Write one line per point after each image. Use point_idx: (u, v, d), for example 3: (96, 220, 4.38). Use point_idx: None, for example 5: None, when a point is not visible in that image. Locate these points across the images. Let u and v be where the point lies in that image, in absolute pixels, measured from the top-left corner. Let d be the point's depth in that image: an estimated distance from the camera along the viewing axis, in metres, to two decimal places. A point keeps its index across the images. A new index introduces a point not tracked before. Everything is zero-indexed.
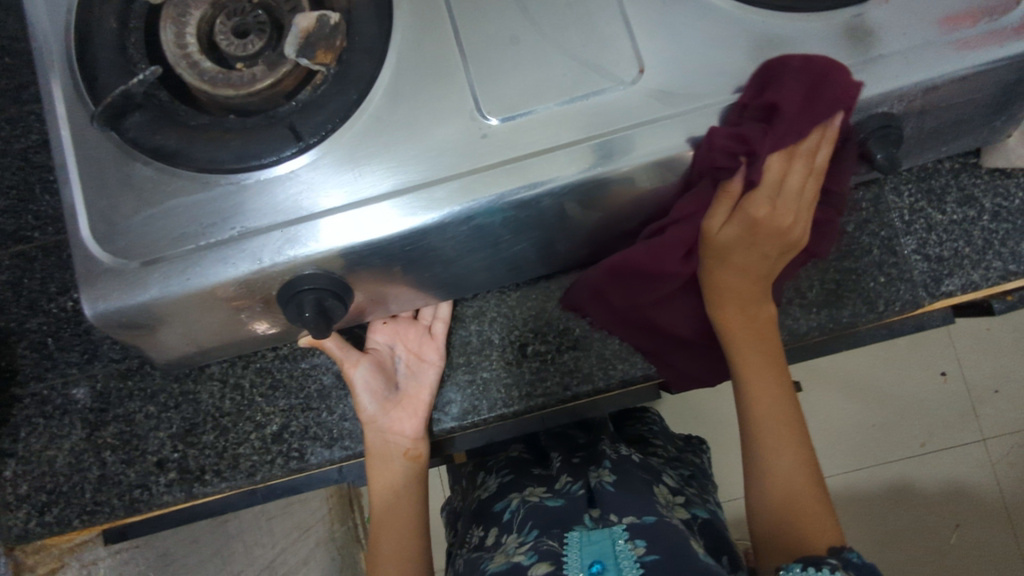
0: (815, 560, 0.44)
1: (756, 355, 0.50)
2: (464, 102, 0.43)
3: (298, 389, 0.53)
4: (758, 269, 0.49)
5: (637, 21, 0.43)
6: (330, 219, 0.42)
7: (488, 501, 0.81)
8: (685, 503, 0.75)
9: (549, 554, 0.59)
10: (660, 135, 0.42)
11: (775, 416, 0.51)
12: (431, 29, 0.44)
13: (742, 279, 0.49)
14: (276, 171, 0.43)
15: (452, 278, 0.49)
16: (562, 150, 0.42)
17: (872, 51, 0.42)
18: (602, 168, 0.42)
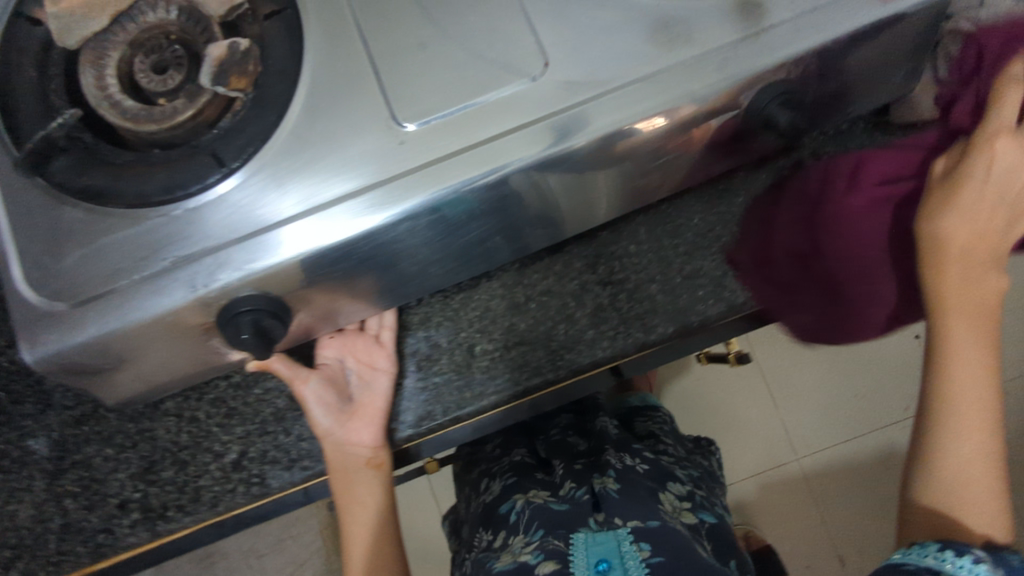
0: (959, 546, 0.48)
1: (967, 327, 0.49)
2: (379, 112, 0.44)
3: (253, 416, 0.53)
4: (989, 214, 0.47)
5: (538, 16, 0.45)
6: (290, 227, 0.43)
7: (492, 505, 0.83)
8: (694, 508, 0.79)
9: (555, 553, 0.67)
10: (594, 116, 0.44)
11: (967, 391, 0.49)
12: (341, 44, 0.45)
13: (959, 225, 0.48)
14: (210, 194, 0.44)
15: (390, 284, 0.49)
16: (520, 131, 0.44)
17: (763, 22, 0.44)
18: (559, 145, 0.44)
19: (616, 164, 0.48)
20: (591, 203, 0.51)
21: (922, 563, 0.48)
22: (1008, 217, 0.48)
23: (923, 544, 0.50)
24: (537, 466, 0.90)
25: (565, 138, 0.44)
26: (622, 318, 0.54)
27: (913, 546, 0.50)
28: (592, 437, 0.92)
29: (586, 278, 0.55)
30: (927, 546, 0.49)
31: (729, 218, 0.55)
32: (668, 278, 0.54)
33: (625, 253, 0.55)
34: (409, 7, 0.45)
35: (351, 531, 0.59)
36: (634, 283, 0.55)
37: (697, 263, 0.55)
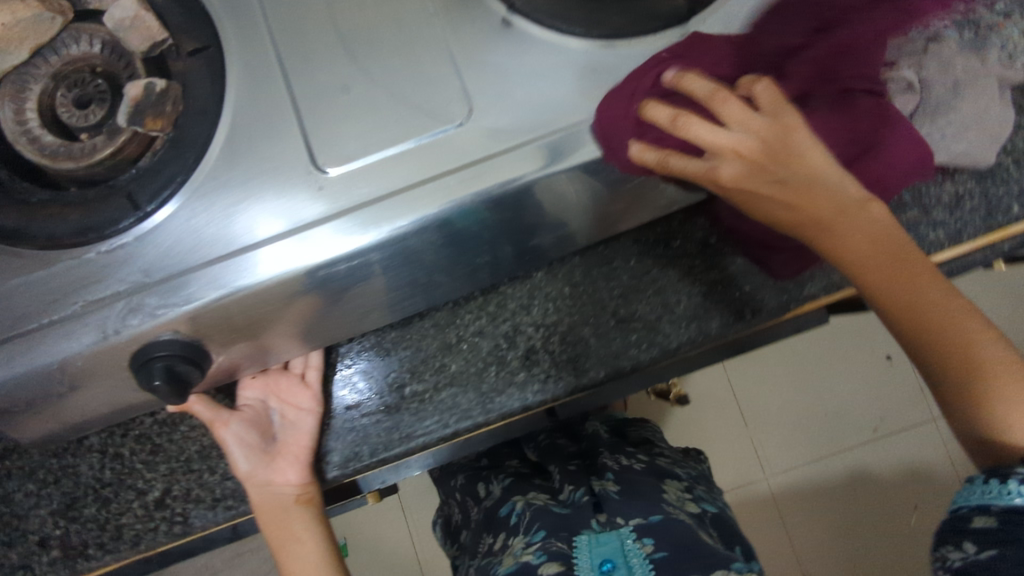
0: (1003, 471, 0.47)
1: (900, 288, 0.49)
2: (299, 157, 0.44)
3: (178, 453, 0.53)
4: (783, 170, 0.44)
5: (464, 60, 0.44)
6: (269, 248, 0.42)
7: (493, 508, 0.83)
8: (696, 499, 0.78)
9: (558, 555, 0.64)
10: (585, 143, 0.43)
11: (945, 328, 0.48)
12: (263, 84, 0.44)
13: (779, 206, 0.46)
14: (146, 225, 0.43)
15: (314, 325, 0.49)
16: (513, 151, 0.43)
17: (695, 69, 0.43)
18: (554, 166, 0.43)
19: (539, 212, 0.47)
20: (520, 246, 0.50)
21: (972, 503, 0.49)
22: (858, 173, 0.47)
23: (973, 480, 0.49)
24: (534, 472, 0.90)
25: (559, 157, 0.43)
26: (553, 362, 0.54)
27: (965, 485, 0.50)
28: (584, 439, 0.94)
29: (520, 319, 0.54)
30: (978, 480, 0.49)
31: (667, 262, 0.55)
32: (601, 322, 0.54)
33: (561, 295, 0.55)
34: (334, 48, 0.44)
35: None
36: (568, 326, 0.54)
37: (634, 306, 0.54)
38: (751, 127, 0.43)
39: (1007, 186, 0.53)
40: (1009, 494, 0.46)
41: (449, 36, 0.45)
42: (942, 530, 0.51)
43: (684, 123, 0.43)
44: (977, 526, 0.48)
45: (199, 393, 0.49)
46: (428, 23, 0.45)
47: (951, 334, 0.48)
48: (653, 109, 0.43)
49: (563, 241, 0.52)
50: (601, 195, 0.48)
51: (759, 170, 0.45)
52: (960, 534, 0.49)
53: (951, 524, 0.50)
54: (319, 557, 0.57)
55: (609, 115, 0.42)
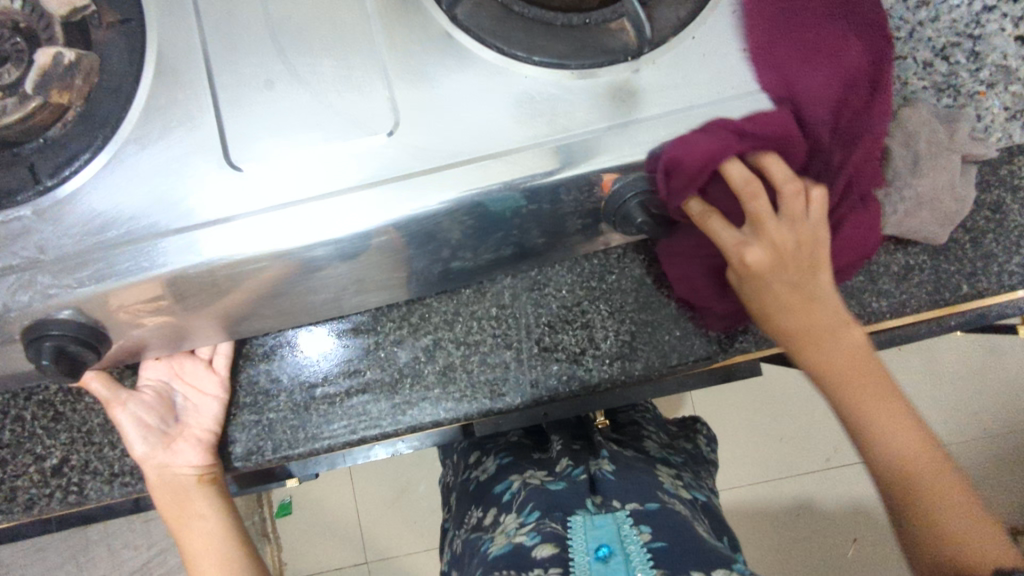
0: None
1: (864, 392, 0.48)
2: (212, 150, 0.42)
3: (80, 424, 0.53)
4: (801, 272, 0.46)
5: (397, 72, 0.42)
6: (243, 222, 0.41)
7: (487, 484, 0.79)
8: (686, 485, 0.75)
9: (553, 536, 0.60)
10: (596, 150, 0.41)
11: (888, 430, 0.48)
12: (186, 70, 0.43)
13: (786, 299, 0.47)
14: (61, 192, 0.42)
15: (229, 316, 0.49)
16: (522, 152, 0.41)
17: (634, 114, 0.41)
18: (563, 171, 0.41)
19: (457, 238, 0.46)
20: (441, 267, 0.50)
21: None
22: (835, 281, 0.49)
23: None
24: (536, 445, 0.86)
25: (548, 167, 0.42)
26: (469, 382, 0.53)
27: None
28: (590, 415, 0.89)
29: (441, 335, 0.54)
30: None
31: (598, 295, 0.54)
32: (522, 348, 0.54)
33: (486, 315, 0.54)
34: (263, 40, 0.43)
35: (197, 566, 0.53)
36: (489, 347, 0.54)
37: (559, 336, 0.54)
38: (797, 228, 0.44)
39: (952, 264, 0.54)
40: None
41: (383, 43, 0.43)
42: None
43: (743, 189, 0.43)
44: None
45: (96, 371, 0.50)
46: (365, 24, 0.43)
47: (905, 443, 0.48)
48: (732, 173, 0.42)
49: (489, 265, 0.51)
50: (530, 226, 0.46)
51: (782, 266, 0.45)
52: None
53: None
54: (223, 529, 0.54)
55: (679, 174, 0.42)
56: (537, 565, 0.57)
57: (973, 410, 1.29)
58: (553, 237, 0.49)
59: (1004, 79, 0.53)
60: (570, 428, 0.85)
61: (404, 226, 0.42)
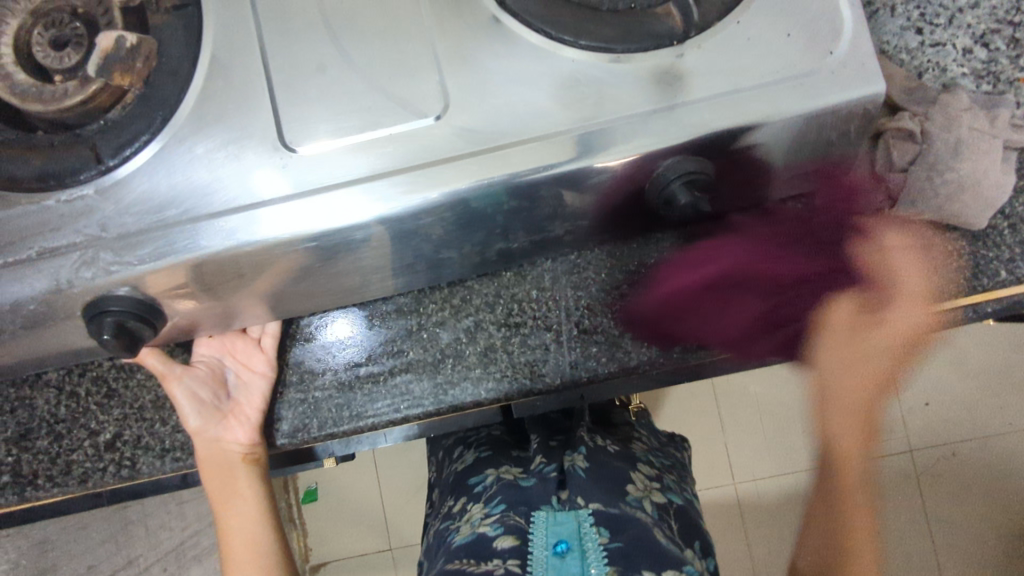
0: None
1: (857, 483, 0.52)
2: (269, 132, 0.43)
3: (132, 401, 0.55)
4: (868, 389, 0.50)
5: (446, 56, 0.43)
6: (294, 205, 0.42)
7: (463, 474, 0.81)
8: (662, 489, 0.74)
9: (515, 529, 0.62)
10: (642, 133, 0.42)
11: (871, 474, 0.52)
12: (240, 55, 0.44)
13: (860, 393, 0.50)
14: (120, 172, 0.43)
15: (277, 297, 0.50)
16: (569, 136, 0.42)
17: (681, 97, 0.42)
18: (582, 162, 0.42)
19: (502, 219, 0.47)
20: (483, 251, 0.51)
21: None
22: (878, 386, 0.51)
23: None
24: (515, 445, 0.85)
25: (587, 152, 0.42)
26: (510, 363, 0.55)
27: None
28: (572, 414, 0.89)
29: (482, 316, 0.56)
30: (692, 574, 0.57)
31: (636, 279, 0.56)
32: (562, 331, 0.55)
33: (527, 298, 0.55)
34: (316, 26, 0.44)
35: (228, 541, 0.56)
36: (530, 329, 0.55)
37: (597, 319, 0.55)
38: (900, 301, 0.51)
39: (995, 251, 0.54)
40: None
41: (433, 30, 0.44)
42: None
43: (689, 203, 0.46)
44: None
45: (151, 347, 0.52)
46: (415, 9, 0.44)
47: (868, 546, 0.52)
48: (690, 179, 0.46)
49: (528, 249, 0.52)
50: (574, 206, 0.47)
51: (874, 358, 0.50)
52: None
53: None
54: (258, 511, 0.57)
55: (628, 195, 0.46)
56: (495, 554, 0.59)
57: (998, 407, 1.28)
58: (593, 220, 0.50)
59: None
60: (549, 426, 0.84)
61: (451, 206, 0.43)
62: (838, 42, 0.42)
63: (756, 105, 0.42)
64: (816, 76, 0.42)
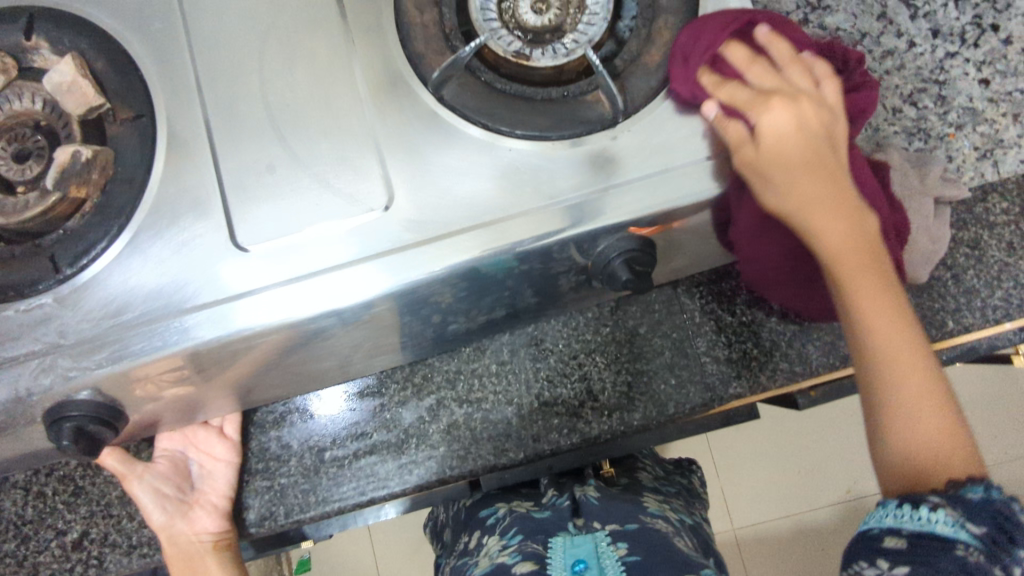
0: (915, 497, 0.46)
1: (882, 316, 0.47)
2: (221, 233, 0.45)
3: (99, 497, 0.56)
4: (841, 190, 0.45)
5: (389, 148, 0.45)
6: (255, 299, 0.43)
7: (472, 512, 0.77)
8: (674, 509, 0.73)
9: (533, 556, 0.61)
10: (607, 206, 0.43)
11: (885, 322, 0.47)
12: (192, 156, 0.46)
13: (814, 189, 0.44)
14: (79, 279, 0.45)
15: (244, 387, 0.51)
16: (519, 218, 0.44)
17: (612, 180, 0.44)
18: (575, 230, 0.43)
19: (460, 303, 0.48)
20: (442, 329, 0.52)
21: (882, 524, 0.47)
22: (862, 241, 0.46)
23: (886, 503, 0.48)
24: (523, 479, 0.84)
25: (581, 220, 0.43)
26: (474, 440, 0.56)
27: (876, 507, 0.49)
28: None
29: (443, 394, 0.57)
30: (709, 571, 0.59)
31: (594, 348, 0.57)
32: (523, 404, 0.56)
33: (486, 371, 0.57)
34: (265, 127, 0.46)
35: None
36: (490, 405, 0.57)
37: (558, 390, 0.56)
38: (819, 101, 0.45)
39: (942, 302, 0.57)
40: (921, 521, 0.45)
41: (377, 125, 0.46)
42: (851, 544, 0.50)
43: (758, 68, 0.45)
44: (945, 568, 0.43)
45: (110, 449, 0.53)
46: (358, 106, 0.46)
47: (926, 402, 0.47)
48: (761, 40, 0.46)
49: (487, 326, 0.53)
50: (529, 286, 0.49)
51: (822, 169, 0.44)
52: (871, 551, 0.48)
53: (863, 544, 0.48)
54: None
55: (695, 50, 0.44)
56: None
57: (990, 436, 1.28)
58: (546, 296, 0.51)
59: (970, 121, 0.55)
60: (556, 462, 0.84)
61: (403, 294, 0.44)
62: None
63: (689, 180, 0.43)
64: None
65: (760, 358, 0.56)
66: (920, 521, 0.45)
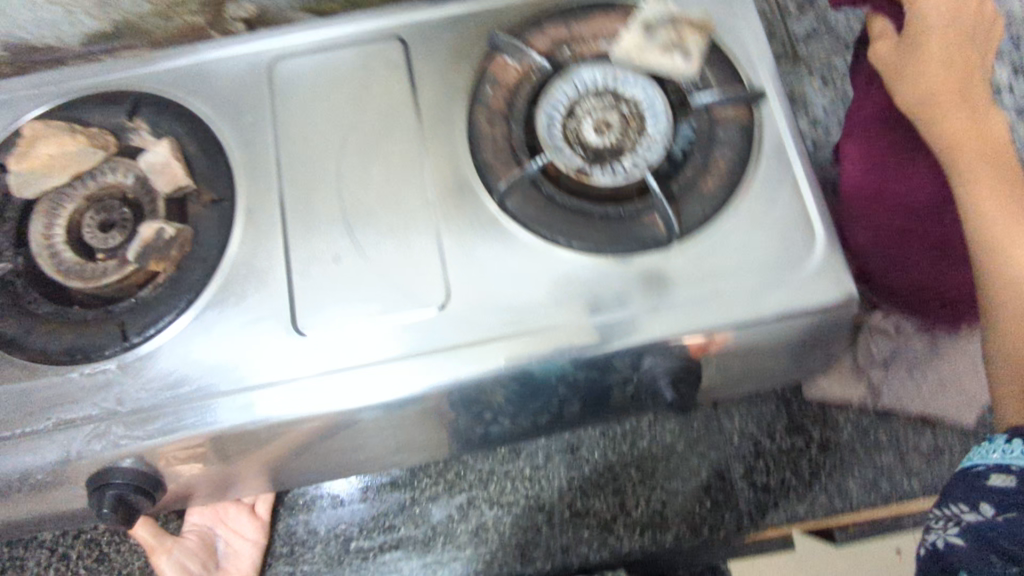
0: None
1: (999, 202, 0.45)
2: (282, 317, 0.47)
3: (122, 565, 0.58)
4: (966, 94, 0.48)
5: (448, 249, 0.48)
6: (307, 384, 0.45)
7: None
8: None
9: None
10: (649, 325, 0.45)
11: (1001, 208, 0.45)
12: (265, 241, 0.49)
13: (944, 88, 0.48)
14: (144, 349, 0.47)
15: (280, 471, 0.52)
16: (567, 328, 0.45)
17: (661, 301, 0.46)
18: (612, 343, 0.45)
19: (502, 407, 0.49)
20: (481, 430, 0.52)
21: (987, 459, 0.41)
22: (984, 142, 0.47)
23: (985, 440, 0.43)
24: None
25: (626, 334, 0.45)
26: (501, 544, 0.57)
27: (980, 443, 0.43)
28: None
29: (475, 493, 0.58)
30: None
31: (629, 460, 0.58)
32: (553, 511, 0.57)
33: (519, 475, 0.58)
34: (335, 222, 0.49)
35: None
36: (519, 510, 0.57)
37: (591, 501, 0.57)
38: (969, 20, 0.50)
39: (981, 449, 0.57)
40: None
41: (440, 227, 0.48)
42: (946, 489, 0.44)
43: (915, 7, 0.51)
44: None
45: (144, 519, 0.55)
46: (424, 208, 0.49)
47: None
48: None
49: (526, 430, 0.53)
50: (572, 395, 0.49)
51: (955, 76, 0.48)
52: (969, 493, 0.42)
53: (961, 481, 0.43)
54: None
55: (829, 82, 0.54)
56: None
57: None
58: (588, 408, 0.52)
59: None
60: None
61: (449, 392, 0.45)
62: (807, 258, 0.47)
63: (731, 306, 0.45)
64: (789, 282, 0.46)
65: (799, 488, 0.57)
66: None
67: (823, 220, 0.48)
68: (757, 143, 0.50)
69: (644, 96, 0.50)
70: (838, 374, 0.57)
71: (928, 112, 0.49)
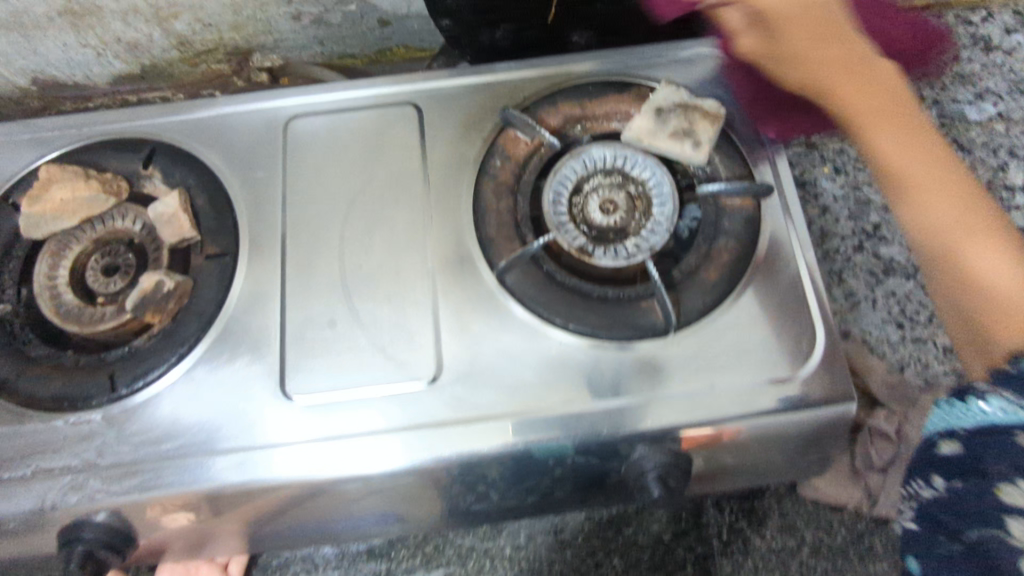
0: (964, 390, 0.40)
1: (928, 183, 0.45)
2: (272, 380, 0.46)
3: None
4: (863, 74, 0.49)
5: (444, 321, 0.48)
6: (289, 451, 0.44)
7: None
8: None
9: None
10: (641, 416, 0.45)
11: (930, 190, 0.45)
12: (262, 299, 0.49)
13: (834, 74, 0.49)
14: (131, 401, 0.46)
15: (257, 537, 0.50)
16: (558, 411, 0.45)
17: (655, 392, 0.45)
18: (606, 433, 0.44)
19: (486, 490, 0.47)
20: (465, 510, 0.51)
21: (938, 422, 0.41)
22: (893, 111, 0.47)
23: (940, 403, 0.42)
24: None
25: (618, 423, 0.45)
26: None
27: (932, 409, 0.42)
28: None
29: (454, 569, 0.57)
30: None
31: (613, 548, 0.57)
32: None
33: (500, 554, 0.57)
34: (334, 285, 0.49)
35: None
36: None
37: None
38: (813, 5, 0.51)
39: None
40: (973, 412, 0.39)
41: (439, 299, 0.48)
42: (913, 463, 0.44)
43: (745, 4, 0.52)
44: (999, 469, 0.38)
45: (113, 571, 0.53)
46: (424, 277, 0.49)
47: (992, 269, 0.42)
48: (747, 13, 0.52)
49: (512, 513, 0.52)
50: (559, 483, 0.48)
51: (837, 61, 0.49)
52: (927, 467, 0.42)
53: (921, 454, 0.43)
54: None
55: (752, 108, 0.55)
56: None
57: None
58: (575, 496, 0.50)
59: None
60: None
61: (434, 470, 0.44)
62: (806, 359, 0.46)
63: (726, 401, 0.45)
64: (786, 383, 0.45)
65: None
66: (975, 413, 0.39)
67: (825, 320, 0.47)
68: (763, 237, 0.50)
69: (653, 179, 0.50)
70: (836, 473, 0.55)
71: (837, 107, 0.49)
